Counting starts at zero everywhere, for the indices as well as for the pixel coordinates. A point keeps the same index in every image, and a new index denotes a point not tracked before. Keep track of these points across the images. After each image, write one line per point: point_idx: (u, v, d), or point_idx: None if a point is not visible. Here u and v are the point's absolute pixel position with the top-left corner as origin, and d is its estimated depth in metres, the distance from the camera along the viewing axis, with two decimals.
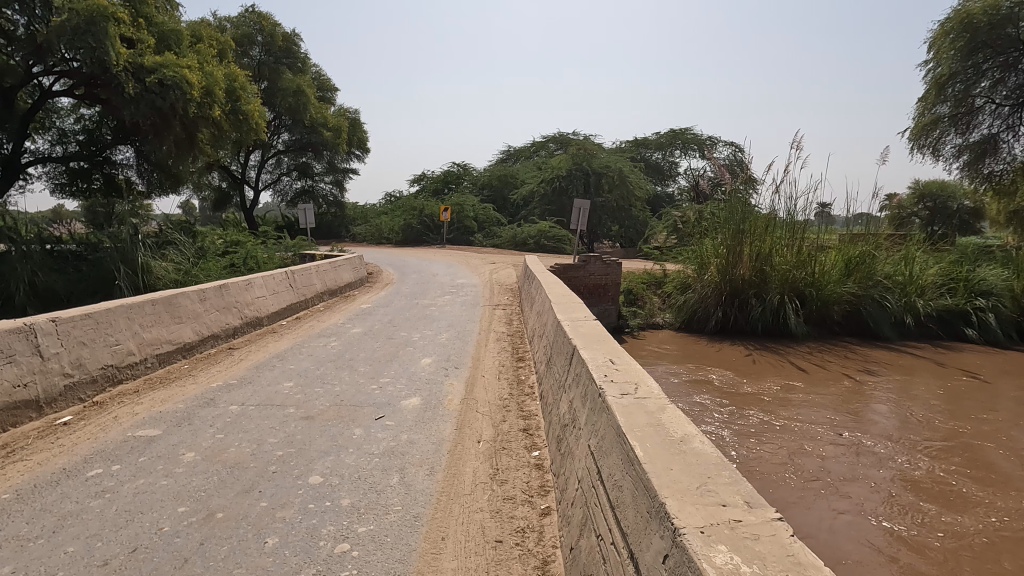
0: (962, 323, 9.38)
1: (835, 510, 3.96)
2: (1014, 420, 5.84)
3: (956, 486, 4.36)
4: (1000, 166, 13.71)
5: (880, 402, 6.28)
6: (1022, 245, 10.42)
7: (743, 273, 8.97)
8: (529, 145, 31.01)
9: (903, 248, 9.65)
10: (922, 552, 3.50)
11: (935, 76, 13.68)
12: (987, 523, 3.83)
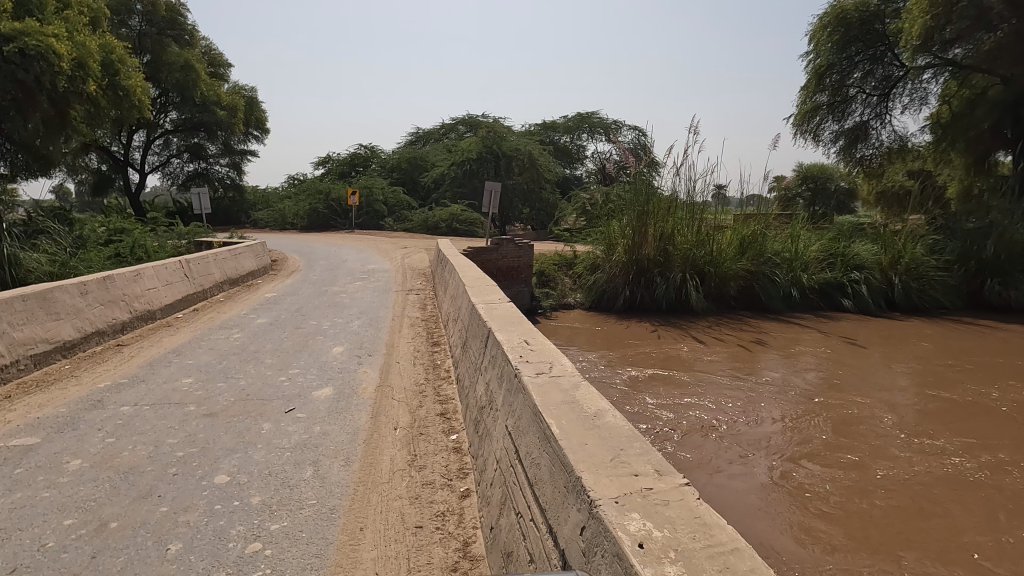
0: (840, 294, 10.24)
1: (739, 471, 4.22)
2: (882, 379, 6.52)
3: (842, 442, 4.78)
4: (870, 151, 15.04)
5: (772, 369, 6.80)
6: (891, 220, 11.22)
7: (649, 252, 9.43)
8: (439, 127, 30.58)
9: (790, 227, 10.41)
10: (815, 503, 3.80)
11: (814, 67, 14.66)
12: (871, 472, 4.21)
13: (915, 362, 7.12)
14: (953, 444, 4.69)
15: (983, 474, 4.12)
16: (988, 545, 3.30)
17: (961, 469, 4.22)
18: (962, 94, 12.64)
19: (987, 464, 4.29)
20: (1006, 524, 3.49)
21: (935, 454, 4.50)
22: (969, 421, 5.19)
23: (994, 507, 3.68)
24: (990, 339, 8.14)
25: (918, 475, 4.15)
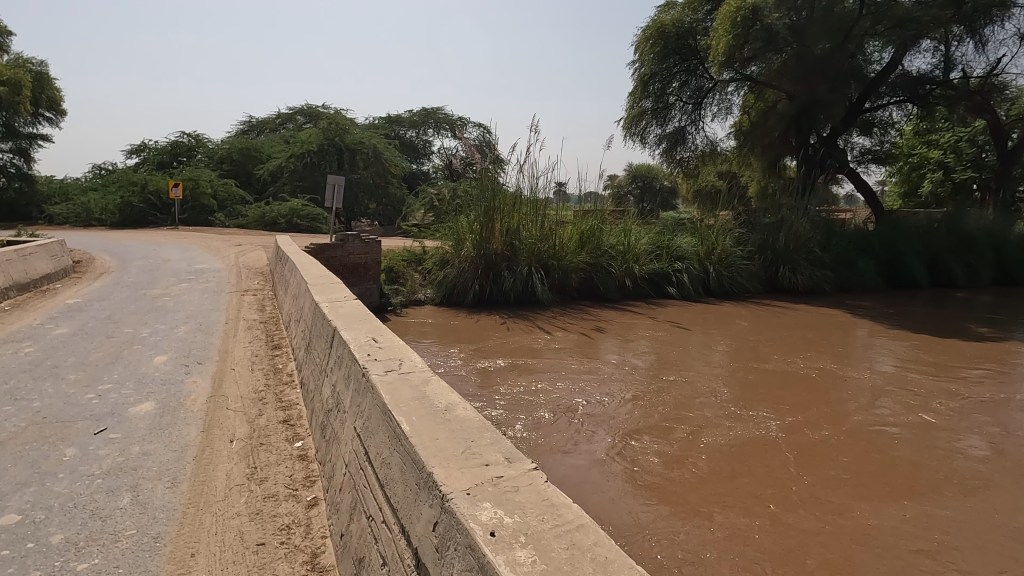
0: (666, 282, 11.24)
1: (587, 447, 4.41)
2: (702, 355, 7.32)
3: (675, 414, 5.21)
4: (687, 153, 16.76)
5: (611, 353, 7.30)
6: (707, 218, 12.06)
7: (496, 247, 9.70)
8: (274, 117, 28.65)
9: (623, 222, 11.28)
10: (653, 468, 4.08)
11: (639, 74, 15.95)
12: (700, 438, 4.63)
13: (730, 339, 8.00)
14: (763, 407, 5.31)
15: (787, 432, 4.71)
16: (794, 488, 3.75)
17: (771, 429, 4.79)
18: (757, 106, 14.52)
19: (789, 423, 4.90)
20: (808, 471, 4.00)
21: (750, 417, 5.05)
22: (775, 386, 5.92)
23: (796, 458, 4.20)
24: (786, 317, 9.39)
25: (738, 437, 4.63)
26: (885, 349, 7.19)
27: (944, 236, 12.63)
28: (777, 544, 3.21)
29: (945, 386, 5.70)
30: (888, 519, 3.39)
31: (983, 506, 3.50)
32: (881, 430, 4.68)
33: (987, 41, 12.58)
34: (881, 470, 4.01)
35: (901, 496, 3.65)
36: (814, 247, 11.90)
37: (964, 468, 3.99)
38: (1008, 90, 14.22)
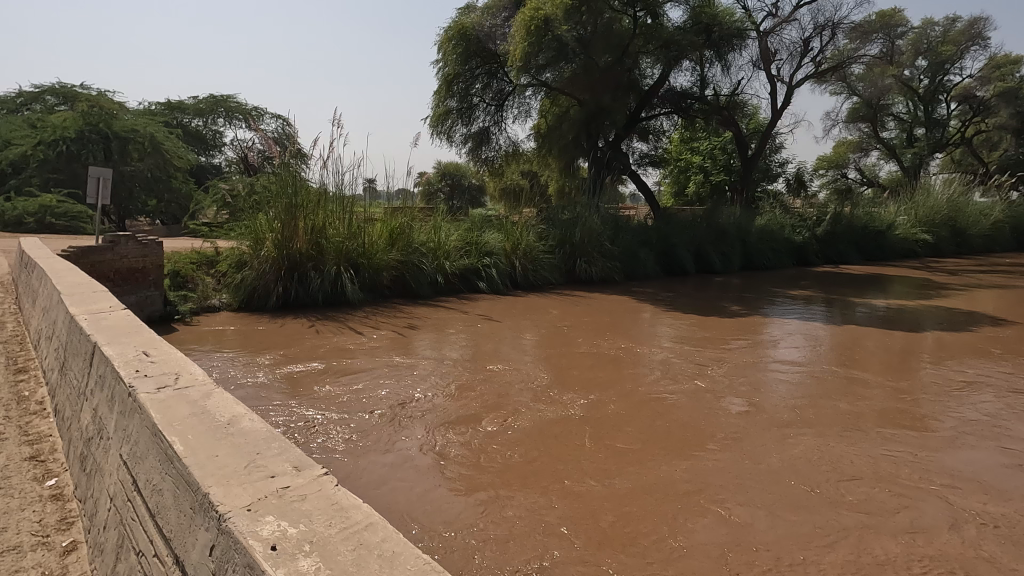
0: (476, 277, 11.50)
1: (403, 440, 4.32)
2: (513, 343, 7.66)
3: (488, 401, 5.33)
4: (492, 153, 17.37)
5: (425, 349, 7.31)
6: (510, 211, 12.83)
7: (300, 246, 9.19)
8: (13, 96, 23.77)
9: (432, 219, 11.38)
10: (470, 456, 4.13)
11: (443, 74, 16.16)
12: (513, 421, 4.79)
13: (538, 327, 8.44)
14: (569, 389, 5.67)
15: (590, 409, 5.09)
16: (598, 460, 4.06)
17: (576, 408, 5.13)
18: (552, 110, 15.61)
19: (591, 401, 5.30)
20: (609, 443, 4.36)
21: (557, 398, 5.36)
22: (578, 368, 6.36)
23: (599, 433, 4.55)
24: (586, 305, 10.18)
25: (547, 418, 4.88)
26: (666, 329, 8.14)
27: (706, 230, 14.51)
28: (582, 504, 3.48)
29: (713, 356, 6.61)
30: (674, 476, 3.82)
31: (745, 454, 4.12)
32: (666, 400, 5.27)
33: (730, 66, 14.92)
34: (667, 434, 4.51)
35: (684, 454, 4.14)
36: (604, 241, 12.97)
37: (730, 425, 4.66)
38: (746, 107, 17.05)
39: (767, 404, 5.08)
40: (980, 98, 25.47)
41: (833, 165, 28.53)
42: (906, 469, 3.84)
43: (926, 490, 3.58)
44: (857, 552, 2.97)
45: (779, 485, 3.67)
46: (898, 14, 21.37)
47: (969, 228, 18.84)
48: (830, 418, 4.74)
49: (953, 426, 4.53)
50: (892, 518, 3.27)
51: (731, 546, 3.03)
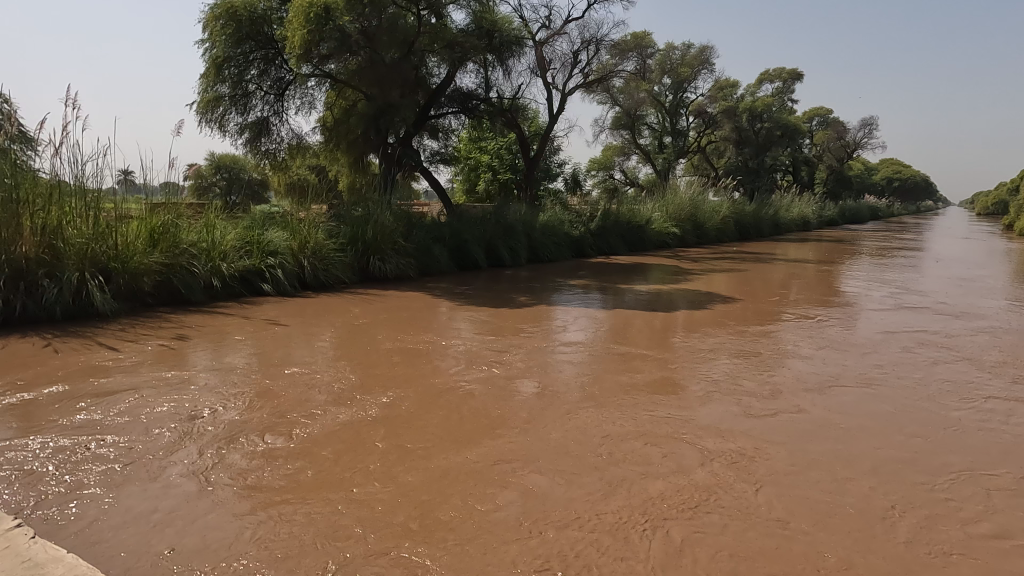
0: (258, 280, 9.27)
1: (175, 451, 3.78)
2: (302, 328, 7.12)
3: (277, 393, 4.89)
4: (273, 145, 15.62)
5: (198, 344, 6.44)
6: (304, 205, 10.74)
7: (24, 248, 7.05)
8: None
9: (203, 216, 9.36)
10: (256, 457, 3.73)
11: (211, 56, 14.07)
12: (306, 414, 4.45)
13: (331, 313, 7.95)
14: (367, 374, 5.45)
15: (389, 394, 4.94)
16: (399, 444, 3.96)
17: (375, 393, 4.95)
18: (340, 104, 15.11)
19: (390, 386, 5.16)
20: (409, 425, 4.27)
21: (354, 386, 5.12)
22: (375, 354, 6.16)
23: (399, 416, 4.43)
24: (382, 291, 9.91)
25: (343, 407, 4.62)
26: (462, 313, 8.29)
27: (495, 225, 14.14)
28: (384, 488, 3.37)
29: (507, 337, 6.90)
30: (474, 450, 3.89)
31: (538, 422, 4.35)
32: (465, 378, 5.35)
33: (511, 70, 15.75)
34: (466, 410, 4.57)
35: (483, 428, 4.22)
36: (398, 238, 11.30)
37: (524, 396, 4.88)
38: (527, 111, 18.20)
39: (556, 377, 5.43)
40: (710, 114, 30.32)
41: (602, 167, 31.76)
42: (669, 422, 4.41)
43: (684, 437, 4.14)
44: (633, 497, 3.31)
45: (567, 448, 3.94)
46: (648, 36, 24.51)
47: (705, 222, 22.42)
48: (607, 384, 5.26)
49: (701, 383, 5.31)
50: (661, 465, 3.71)
51: (527, 510, 3.16)
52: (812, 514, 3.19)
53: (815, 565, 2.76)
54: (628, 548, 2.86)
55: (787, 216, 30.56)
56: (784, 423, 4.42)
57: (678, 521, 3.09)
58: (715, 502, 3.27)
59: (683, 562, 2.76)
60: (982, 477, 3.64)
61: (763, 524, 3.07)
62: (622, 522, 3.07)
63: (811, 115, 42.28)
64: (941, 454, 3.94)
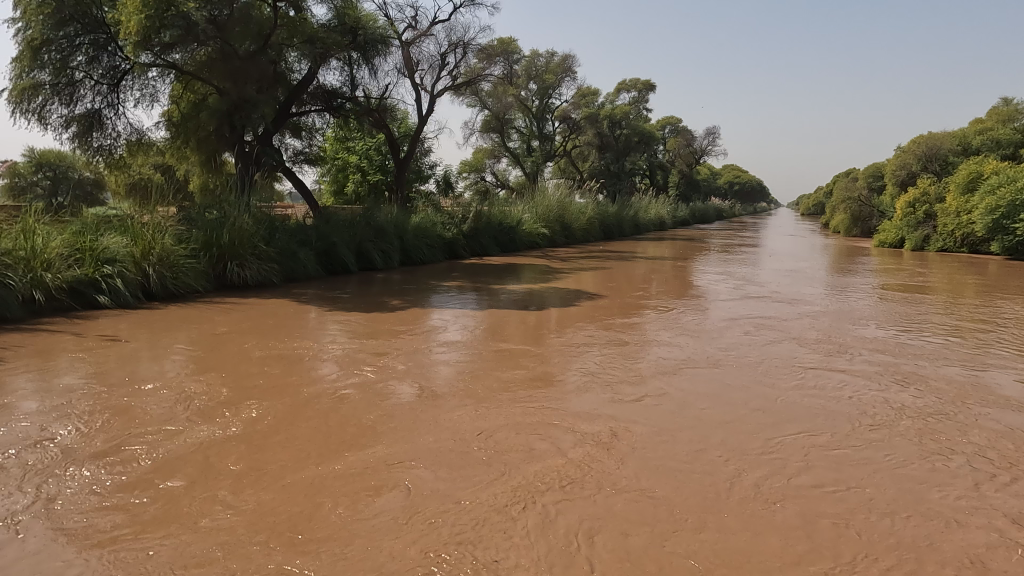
0: (93, 291, 8.08)
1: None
2: (151, 342, 6.42)
3: (118, 412, 4.29)
4: (108, 141, 13.67)
5: (17, 363, 5.55)
6: (146, 207, 9.49)
7: None
8: None
9: (19, 222, 7.89)
10: (90, 486, 3.22)
11: (25, 36, 11.97)
12: (155, 431, 3.95)
13: (184, 324, 7.25)
14: (227, 384, 4.96)
15: (255, 402, 4.58)
16: (268, 451, 3.69)
17: (237, 404, 4.51)
18: (189, 98, 13.96)
19: (255, 395, 4.73)
20: (277, 435, 3.93)
21: (213, 398, 4.63)
22: (237, 362, 5.64)
23: (265, 426, 4.07)
24: (242, 299, 9.14)
25: (199, 421, 4.15)
26: (333, 317, 7.85)
27: (365, 227, 13.67)
28: (255, 498, 3.13)
29: (382, 340, 6.64)
30: (351, 455, 3.66)
31: (419, 422, 4.20)
32: (338, 383, 5.04)
33: (377, 70, 15.35)
34: (342, 415, 4.31)
35: (360, 432, 4.00)
36: (258, 242, 10.51)
37: (402, 398, 4.70)
38: (395, 111, 17.85)
39: (436, 377, 5.30)
40: (574, 120, 31.64)
41: (473, 169, 31.99)
42: (548, 413, 4.46)
43: (564, 428, 4.19)
44: (519, 489, 3.28)
45: (451, 446, 3.84)
46: (513, 42, 25.06)
47: (572, 224, 23.37)
48: (484, 379, 5.29)
49: (574, 373, 5.51)
50: (541, 450, 3.80)
51: (410, 512, 3.02)
52: (677, 480, 3.45)
53: (690, 534, 2.89)
54: (514, 539, 2.81)
55: (645, 217, 32.73)
56: (655, 408, 4.63)
57: (563, 506, 3.11)
58: (596, 486, 3.33)
59: (572, 546, 2.76)
60: (814, 439, 4.10)
61: (642, 503, 3.17)
62: (508, 514, 3.02)
63: (663, 123, 45.63)
64: (788, 425, 4.33)
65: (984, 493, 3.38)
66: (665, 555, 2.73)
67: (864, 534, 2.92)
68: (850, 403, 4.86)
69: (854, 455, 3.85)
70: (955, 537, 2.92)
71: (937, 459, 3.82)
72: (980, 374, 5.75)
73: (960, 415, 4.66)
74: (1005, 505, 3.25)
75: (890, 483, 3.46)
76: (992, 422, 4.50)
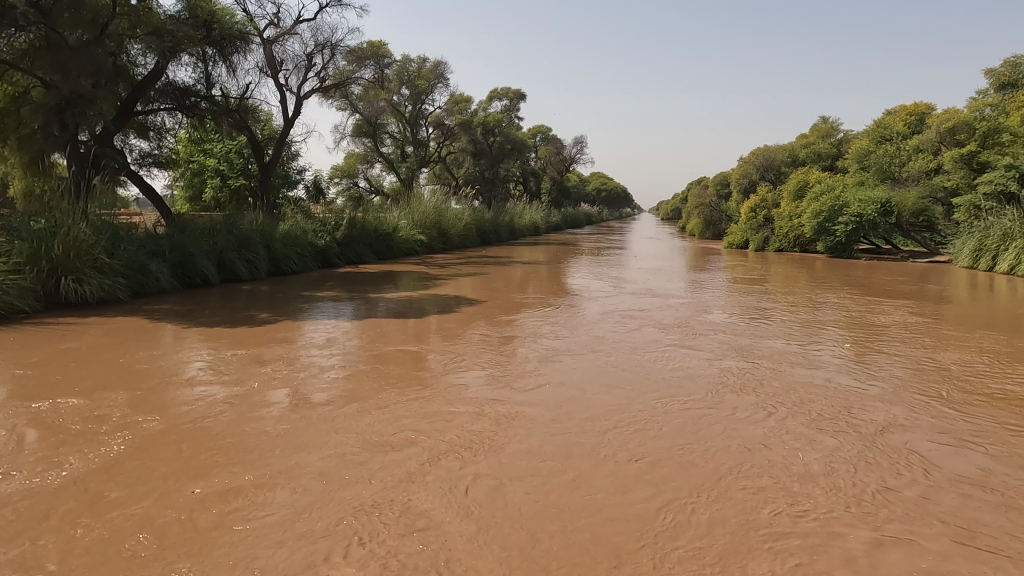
0: None
1: None
2: None
3: None
4: None
5: None
6: None
7: None
8: None
9: None
10: None
11: None
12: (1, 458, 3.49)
13: (16, 347, 6.35)
14: (63, 408, 4.34)
15: (122, 417, 4.18)
16: (143, 465, 3.41)
17: (95, 423, 4.06)
18: (6, 89, 12.28)
19: (111, 414, 4.23)
20: (127, 460, 3.47)
21: (47, 424, 4.03)
22: (79, 383, 4.97)
23: (131, 443, 3.73)
24: (81, 318, 8.10)
25: (28, 452, 3.58)
26: (195, 333, 7.21)
27: (227, 235, 12.69)
28: (137, 511, 2.90)
29: (255, 350, 6.24)
30: (217, 472, 3.32)
31: (304, 424, 4.04)
32: (205, 395, 4.63)
33: (236, 67, 14.36)
34: (206, 431, 3.92)
35: (242, 438, 3.79)
36: (100, 254, 9.41)
37: (278, 407, 4.39)
38: (257, 112, 16.79)
39: (320, 378, 5.16)
40: (448, 126, 31.58)
41: (345, 175, 30.82)
42: (438, 402, 4.52)
43: (453, 416, 4.20)
44: (408, 485, 3.15)
45: (332, 450, 3.62)
46: (383, 46, 24.58)
47: (449, 229, 23.35)
48: (369, 377, 5.23)
49: (460, 366, 5.61)
50: (434, 434, 3.87)
51: (287, 523, 2.79)
52: (565, 446, 3.68)
53: (581, 508, 2.95)
54: (402, 537, 2.68)
55: (520, 222, 33.57)
56: (538, 394, 4.71)
57: (462, 490, 3.11)
58: (485, 475, 3.28)
59: (472, 519, 2.83)
60: (680, 403, 4.54)
61: (536, 473, 3.31)
62: (402, 509, 2.92)
63: (534, 132, 47.02)
64: (662, 399, 4.59)
65: (825, 439, 3.82)
66: (562, 507, 2.96)
67: (735, 491, 3.13)
68: (706, 372, 5.42)
69: (719, 418, 4.20)
70: (805, 477, 3.28)
71: (785, 417, 4.23)
72: (810, 346, 6.57)
73: (799, 379, 5.22)
74: (842, 450, 3.66)
75: (749, 443, 3.76)
76: (821, 381, 5.18)
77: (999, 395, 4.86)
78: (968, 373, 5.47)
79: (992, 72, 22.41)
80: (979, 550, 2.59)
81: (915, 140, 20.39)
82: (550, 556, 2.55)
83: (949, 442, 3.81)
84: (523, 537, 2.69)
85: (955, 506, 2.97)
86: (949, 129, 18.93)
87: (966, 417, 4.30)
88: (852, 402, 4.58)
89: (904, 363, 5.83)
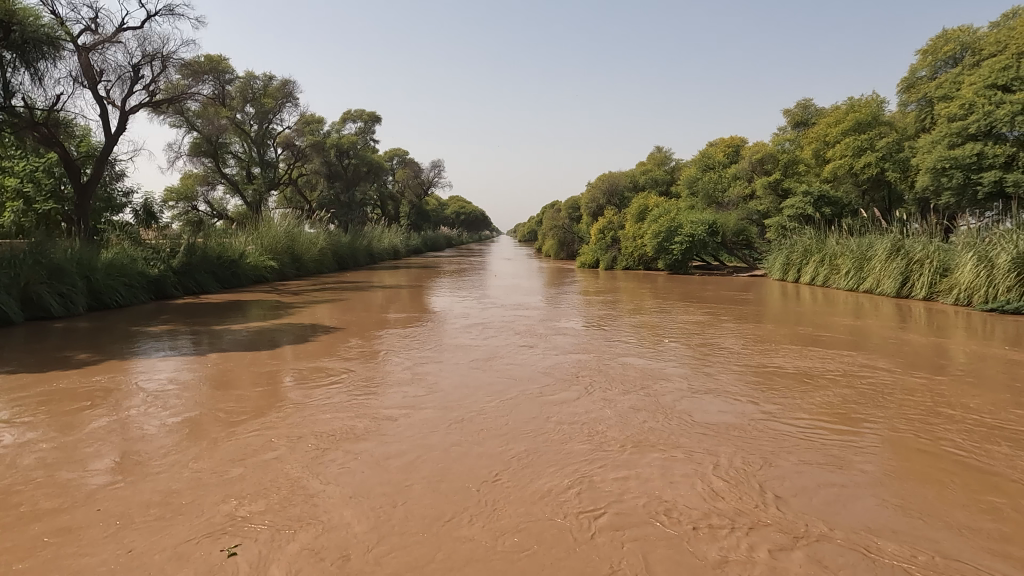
0: None
1: None
2: None
3: None
4: None
5: None
6: None
7: None
8: None
9: None
10: None
11: None
12: None
13: None
14: None
15: None
16: None
17: None
18: None
19: None
20: None
21: None
22: None
23: None
24: None
25: None
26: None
27: (33, 265, 10.96)
28: None
29: (80, 384, 5.47)
30: (22, 520, 2.78)
31: (148, 453, 3.63)
32: (20, 437, 3.97)
33: (43, 76, 12.62)
34: (20, 475, 3.35)
35: (76, 474, 3.32)
36: None
37: (100, 446, 3.79)
38: (70, 126, 14.82)
39: (162, 407, 4.65)
40: (299, 146, 30.06)
41: (181, 198, 28.06)
42: (300, 413, 4.31)
43: (317, 425, 4.02)
44: (274, 492, 2.95)
45: (166, 483, 3.15)
46: (223, 61, 22.94)
47: (303, 255, 22.22)
48: (220, 400, 4.81)
49: (322, 381, 5.37)
50: (297, 442, 3.68)
51: (143, 543, 2.51)
52: (435, 438, 3.70)
53: (460, 487, 2.99)
54: (254, 557, 2.37)
55: (378, 246, 32.90)
56: (402, 401, 4.55)
57: (333, 486, 3.01)
58: (354, 479, 3.10)
59: (350, 509, 2.75)
60: (543, 395, 4.74)
61: (407, 464, 3.28)
62: (274, 510, 2.77)
63: (390, 154, 46.49)
64: (527, 397, 4.64)
65: (672, 414, 4.20)
66: (439, 486, 2.99)
67: (604, 472, 3.18)
68: (565, 367, 5.71)
69: (579, 404, 4.45)
70: (657, 444, 3.60)
71: (641, 404, 4.47)
72: (654, 342, 7.17)
73: (649, 369, 5.60)
74: (687, 421, 4.04)
75: (612, 424, 3.97)
76: (666, 367, 5.69)
77: (803, 369, 5.70)
78: (779, 356, 6.32)
79: (788, 112, 26.12)
80: (799, 484, 3.03)
81: (733, 169, 23.12)
82: (434, 529, 2.57)
83: (769, 408, 4.36)
84: (403, 516, 2.68)
85: (780, 454, 3.44)
86: (759, 160, 21.68)
87: (784, 391, 4.90)
88: (690, 383, 5.07)
89: (729, 351, 6.59)
